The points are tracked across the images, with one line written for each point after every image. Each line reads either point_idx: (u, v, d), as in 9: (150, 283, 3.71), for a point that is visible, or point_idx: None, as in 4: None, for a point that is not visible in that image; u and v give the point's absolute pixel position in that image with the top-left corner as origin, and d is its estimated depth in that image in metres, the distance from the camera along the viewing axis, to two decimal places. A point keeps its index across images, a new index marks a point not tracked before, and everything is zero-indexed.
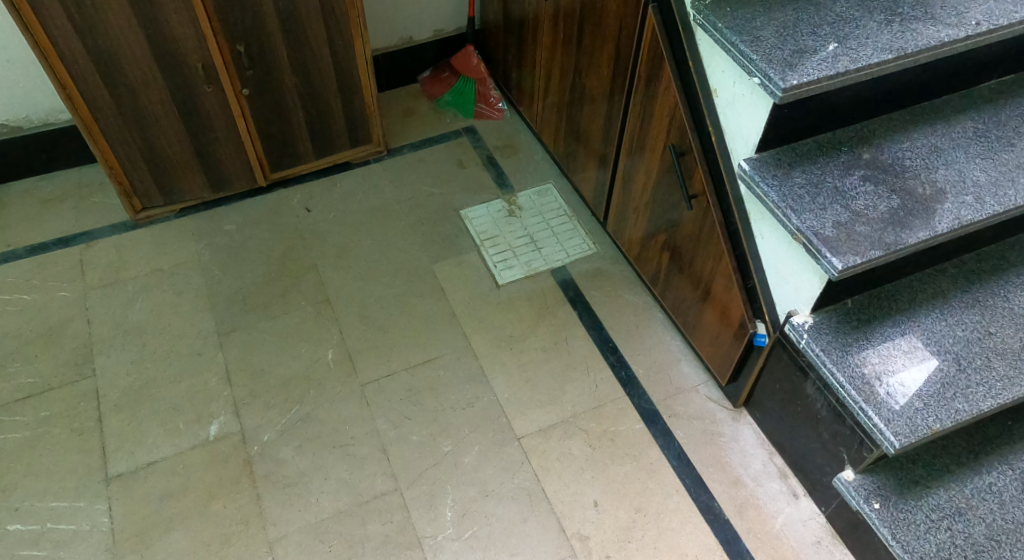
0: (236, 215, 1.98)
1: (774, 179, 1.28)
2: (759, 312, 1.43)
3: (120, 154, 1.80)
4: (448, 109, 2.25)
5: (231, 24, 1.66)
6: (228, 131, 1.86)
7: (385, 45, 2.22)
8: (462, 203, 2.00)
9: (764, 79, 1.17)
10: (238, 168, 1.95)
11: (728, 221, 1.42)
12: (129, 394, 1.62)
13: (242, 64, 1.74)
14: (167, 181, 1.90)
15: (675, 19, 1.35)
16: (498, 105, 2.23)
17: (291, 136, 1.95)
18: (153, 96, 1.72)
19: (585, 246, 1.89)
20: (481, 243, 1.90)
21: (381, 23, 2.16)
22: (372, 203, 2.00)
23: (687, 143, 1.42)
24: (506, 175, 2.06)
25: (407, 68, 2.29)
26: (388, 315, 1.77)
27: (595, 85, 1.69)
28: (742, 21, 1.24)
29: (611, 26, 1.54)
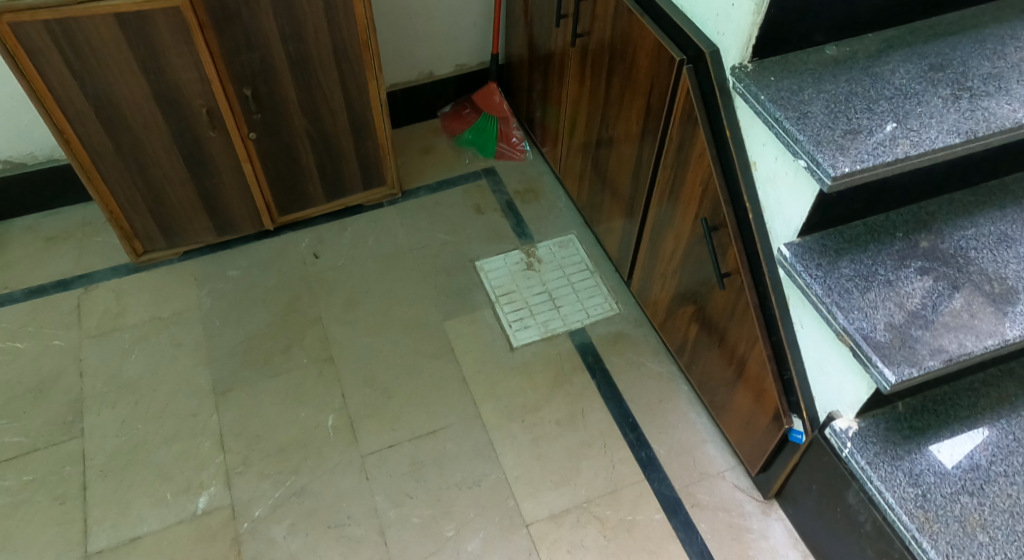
0: (241, 259, 1.89)
1: (818, 268, 1.14)
2: (796, 407, 1.29)
3: (120, 198, 1.71)
4: (468, 148, 2.13)
5: (238, 67, 1.57)
6: (234, 175, 1.76)
7: (404, 81, 2.11)
8: (478, 253, 1.88)
9: (811, 164, 1.03)
10: (245, 211, 1.85)
11: (764, 306, 1.28)
12: (118, 458, 1.53)
13: (249, 108, 1.65)
14: (170, 225, 1.81)
15: (712, 83, 1.22)
16: (521, 145, 2.11)
17: (301, 179, 1.85)
18: (155, 141, 1.63)
19: (607, 306, 1.77)
20: (496, 299, 1.78)
21: (400, 57, 2.05)
22: (384, 250, 1.90)
23: (721, 217, 1.28)
24: (526, 224, 1.94)
25: (427, 103, 2.19)
26: (394, 377, 1.66)
27: (624, 140, 1.56)
28: (787, 92, 1.11)
29: (640, 81, 1.41)
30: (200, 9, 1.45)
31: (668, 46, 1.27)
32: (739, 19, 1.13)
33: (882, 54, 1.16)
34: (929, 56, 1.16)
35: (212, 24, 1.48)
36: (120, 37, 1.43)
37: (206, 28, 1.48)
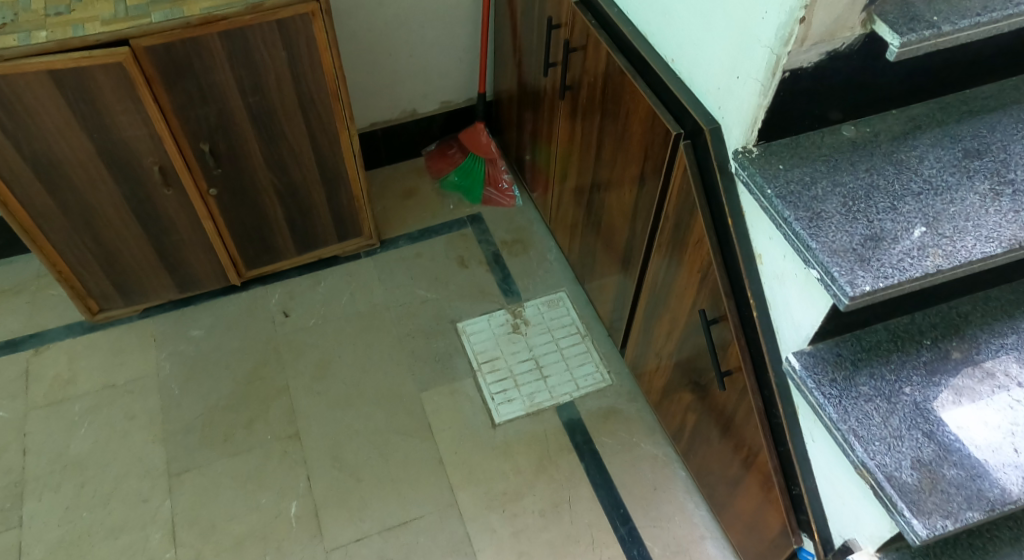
0: (204, 317, 1.74)
1: (832, 384, 0.97)
2: (806, 525, 1.14)
3: (69, 258, 1.54)
4: (453, 191, 1.99)
5: (192, 122, 1.38)
6: (193, 231, 1.59)
7: (386, 119, 1.97)
8: (460, 313, 1.74)
9: (825, 277, 0.88)
10: (208, 268, 1.69)
11: (770, 413, 1.12)
12: (59, 552, 1.40)
13: (208, 164, 1.47)
14: (126, 283, 1.65)
15: (711, 163, 1.06)
16: (510, 190, 1.96)
17: (269, 233, 1.69)
18: (104, 199, 1.44)
19: (598, 377, 1.63)
20: (478, 367, 1.65)
21: (380, 95, 1.90)
22: (359, 308, 1.75)
23: (721, 310, 1.13)
24: (512, 279, 1.80)
25: (411, 141, 2.04)
26: (365, 459, 1.52)
27: (614, 206, 1.40)
28: (798, 185, 0.95)
29: (632, 149, 1.25)
30: (146, 62, 1.26)
31: (664, 117, 1.11)
32: (743, 97, 0.98)
33: (909, 135, 1.01)
34: (963, 139, 1.00)
35: (160, 77, 1.29)
36: (56, 94, 1.24)
37: (153, 82, 1.29)
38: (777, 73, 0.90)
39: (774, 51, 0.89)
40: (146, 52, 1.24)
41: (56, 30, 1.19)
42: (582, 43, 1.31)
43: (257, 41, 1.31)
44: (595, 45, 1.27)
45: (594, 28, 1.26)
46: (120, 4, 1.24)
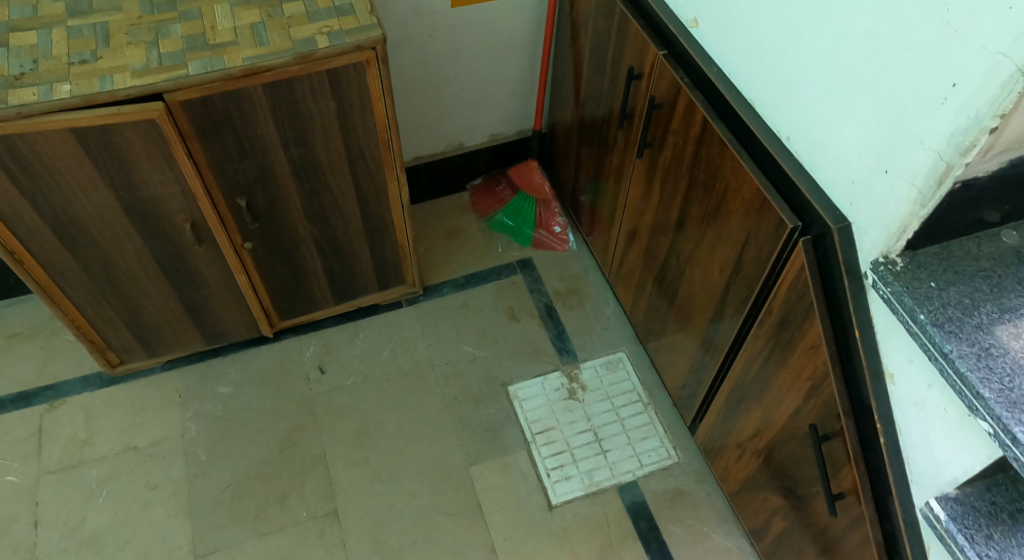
0: (234, 371, 1.61)
1: (989, 544, 0.79)
2: None
3: (89, 314, 1.40)
4: (501, 232, 1.84)
5: (229, 176, 1.24)
6: (225, 286, 1.45)
7: (430, 153, 1.81)
8: (510, 374, 1.61)
9: (1002, 435, 0.71)
10: (239, 321, 1.55)
11: (891, 548, 0.97)
12: None
13: (244, 219, 1.33)
14: (150, 337, 1.51)
15: (838, 265, 0.90)
16: (564, 234, 1.82)
17: (306, 284, 1.55)
18: (129, 255, 1.30)
19: (663, 454, 1.49)
20: (532, 438, 1.51)
21: (426, 129, 1.75)
22: (402, 366, 1.62)
23: (836, 427, 0.97)
24: (568, 336, 1.67)
25: (456, 176, 1.89)
26: (409, 543, 1.39)
27: (699, 281, 1.25)
28: (958, 311, 0.79)
29: (730, 228, 1.09)
30: (181, 118, 1.12)
31: (778, 206, 0.95)
32: (889, 200, 0.82)
33: None
34: None
35: (196, 133, 1.15)
36: (78, 152, 1.10)
37: (188, 138, 1.15)
38: (945, 184, 0.74)
39: (943, 157, 0.73)
40: (181, 107, 1.10)
41: (80, 83, 1.06)
42: (670, 101, 1.16)
43: (305, 93, 1.16)
44: (688, 107, 1.11)
45: (688, 88, 1.10)
46: (154, 52, 1.11)
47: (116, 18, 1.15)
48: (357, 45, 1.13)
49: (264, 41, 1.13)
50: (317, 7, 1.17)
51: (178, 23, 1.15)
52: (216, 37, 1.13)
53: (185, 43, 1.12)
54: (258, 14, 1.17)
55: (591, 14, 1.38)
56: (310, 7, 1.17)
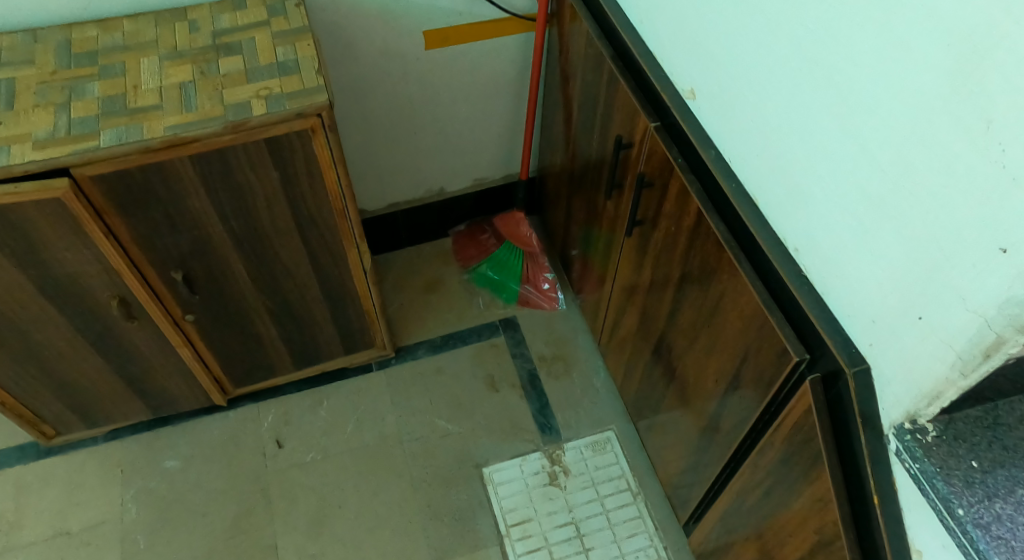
0: (183, 443, 1.46)
1: None
2: None
3: (14, 389, 1.26)
4: (484, 286, 1.68)
5: (159, 249, 1.09)
6: (166, 359, 1.30)
7: (408, 199, 1.65)
8: (486, 454, 1.45)
9: None
10: (188, 391, 1.41)
11: None
12: None
13: (181, 292, 1.18)
14: (88, 409, 1.37)
15: (851, 415, 0.73)
16: (553, 291, 1.65)
17: (262, 352, 1.40)
18: (51, 332, 1.16)
19: (652, 554, 1.34)
20: (507, 530, 1.36)
21: (402, 175, 1.57)
22: (367, 441, 1.47)
23: None
24: (552, 411, 1.51)
25: (437, 222, 1.72)
26: None
27: (692, 381, 1.08)
28: (1010, 507, 0.62)
29: (727, 338, 0.93)
30: (95, 194, 0.97)
31: (783, 333, 0.80)
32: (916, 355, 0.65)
33: None
34: None
35: (114, 208, 1.00)
36: None
37: (106, 214, 1.00)
38: (995, 358, 0.58)
39: (992, 327, 0.57)
40: (93, 182, 0.95)
41: None
42: (662, 182, 1.00)
43: (240, 163, 1.01)
44: (682, 194, 0.95)
45: (682, 173, 0.94)
46: (63, 116, 0.95)
47: (26, 73, 0.99)
48: (299, 113, 0.97)
49: (192, 106, 0.97)
50: (257, 64, 1.02)
51: (96, 80, 0.99)
52: (137, 98, 0.97)
53: (101, 107, 0.96)
54: (190, 70, 1.01)
55: (579, 63, 1.20)
56: (249, 64, 1.02)
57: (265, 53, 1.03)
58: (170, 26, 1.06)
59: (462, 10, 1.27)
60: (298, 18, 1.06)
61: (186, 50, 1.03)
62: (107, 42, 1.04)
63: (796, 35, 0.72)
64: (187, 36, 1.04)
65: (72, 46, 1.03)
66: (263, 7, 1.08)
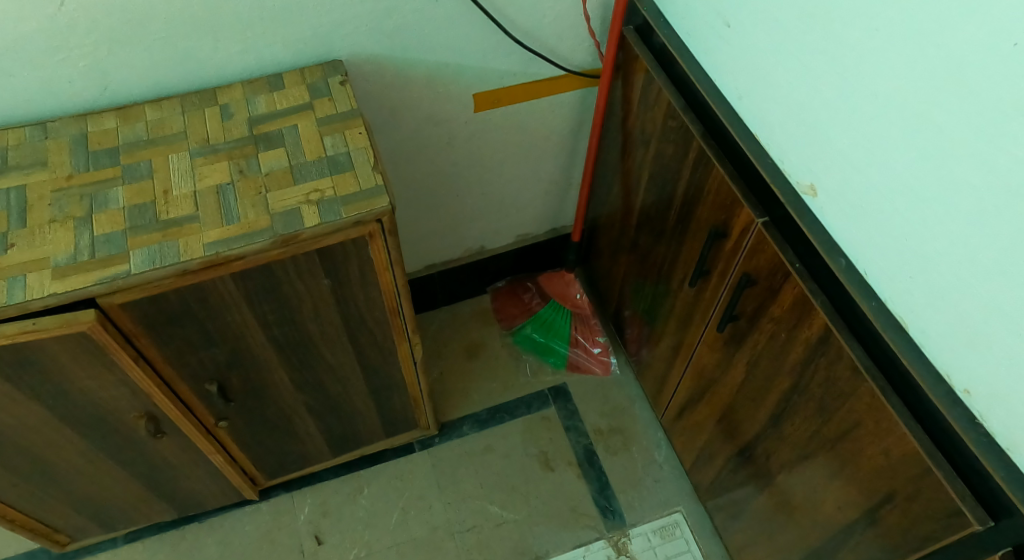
0: (213, 543, 1.34)
1: None
2: None
3: (26, 507, 1.12)
4: (529, 350, 1.55)
5: (193, 365, 0.95)
6: (196, 465, 1.17)
7: (446, 259, 1.51)
8: (545, 546, 1.34)
9: None
10: (217, 491, 1.28)
11: None
12: None
13: (216, 403, 1.04)
14: (108, 517, 1.24)
15: None
16: (605, 355, 1.53)
17: (299, 446, 1.27)
18: (69, 454, 1.02)
19: None
20: None
21: (441, 238, 1.43)
22: (414, 534, 1.35)
23: None
24: (613, 492, 1.39)
25: (475, 280, 1.59)
26: None
27: (799, 495, 0.97)
28: None
29: (862, 470, 0.82)
30: (124, 321, 0.83)
31: (959, 495, 0.70)
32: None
33: None
34: None
35: (146, 332, 0.86)
36: None
37: (136, 337, 0.86)
38: None
39: None
40: (123, 309, 0.81)
41: None
42: (774, 285, 0.88)
43: (288, 276, 0.87)
44: (802, 305, 0.84)
45: (806, 285, 0.82)
46: (84, 234, 0.81)
47: (38, 179, 0.85)
48: (357, 221, 0.84)
49: (234, 216, 0.83)
50: (303, 159, 0.88)
51: (120, 185, 0.85)
52: (169, 208, 0.83)
53: (128, 219, 0.82)
54: (228, 168, 0.87)
55: (655, 132, 1.07)
56: (294, 159, 0.88)
57: (311, 144, 0.89)
58: (199, 111, 0.92)
59: (518, 70, 1.13)
60: (345, 99, 0.94)
61: (220, 143, 0.89)
62: (128, 135, 0.89)
63: (993, 160, 0.61)
64: (220, 125, 0.90)
65: (89, 141, 0.89)
66: (304, 86, 0.95)
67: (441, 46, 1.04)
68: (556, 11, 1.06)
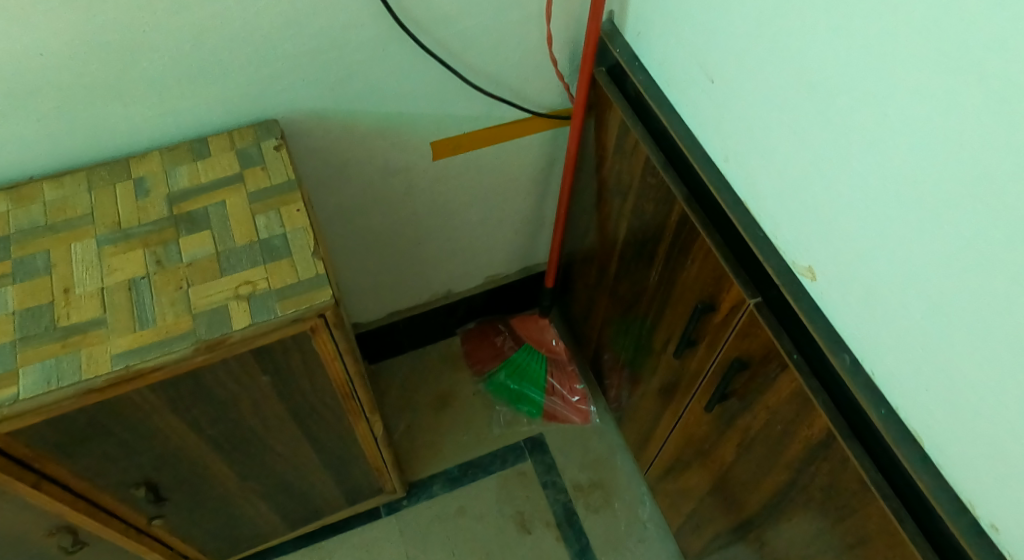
0: None
1: None
2: None
3: None
4: (502, 398, 1.45)
5: (114, 475, 0.83)
6: None
7: (410, 306, 1.40)
8: None
9: None
10: None
11: None
12: None
13: (147, 505, 0.93)
14: None
15: None
16: (583, 402, 1.44)
17: (251, 527, 1.16)
18: None
19: None
20: None
21: (404, 286, 1.32)
22: None
23: None
24: (594, 555, 1.30)
25: (444, 324, 1.49)
26: None
27: None
28: None
29: None
30: (20, 445, 0.71)
31: None
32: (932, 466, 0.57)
33: None
34: None
35: (50, 453, 0.74)
36: None
37: (40, 459, 0.74)
38: None
39: None
40: (16, 434, 0.70)
41: None
42: (770, 374, 0.78)
43: (216, 380, 0.76)
44: (801, 403, 0.74)
45: (805, 381, 0.73)
46: None
47: None
48: (295, 319, 0.73)
49: (148, 320, 0.71)
50: (233, 244, 0.77)
51: (10, 284, 0.73)
52: (70, 311, 0.72)
53: (19, 327, 0.70)
54: (141, 258, 0.75)
55: (632, 186, 0.96)
56: (222, 245, 0.77)
57: (241, 226, 0.78)
58: (109, 187, 0.80)
59: (480, 115, 1.01)
60: (280, 168, 0.82)
61: (133, 227, 0.77)
62: (23, 221, 0.77)
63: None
64: (133, 204, 0.79)
65: None
66: (232, 153, 0.83)
67: (390, 96, 0.93)
68: (519, 53, 0.94)
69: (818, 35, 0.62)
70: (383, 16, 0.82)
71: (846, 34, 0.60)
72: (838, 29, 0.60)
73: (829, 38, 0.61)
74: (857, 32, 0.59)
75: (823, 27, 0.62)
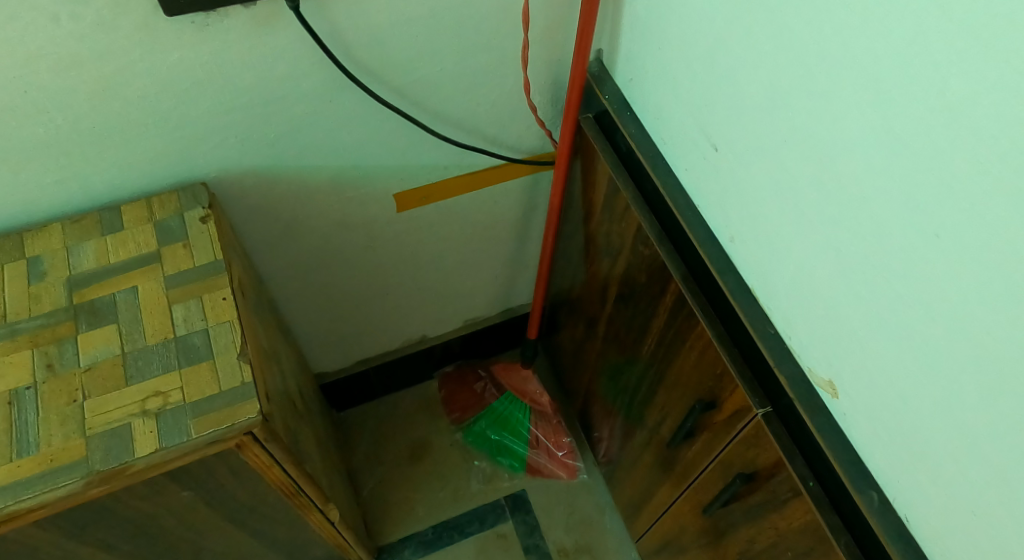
0: None
1: None
2: None
3: None
4: (482, 450, 1.33)
5: None
6: None
7: (381, 353, 1.28)
8: None
9: None
10: None
11: None
12: None
13: None
14: None
15: None
16: (570, 457, 1.31)
17: None
18: None
19: None
20: None
21: (372, 335, 1.20)
22: None
23: None
24: None
25: (420, 368, 1.36)
26: None
27: None
28: None
29: None
30: None
31: None
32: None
33: None
34: None
35: None
36: None
37: None
38: None
39: None
40: None
41: None
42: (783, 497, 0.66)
43: (122, 505, 0.64)
44: (818, 538, 0.63)
45: (823, 517, 0.62)
46: None
47: None
48: (211, 441, 0.61)
49: (32, 444, 0.59)
50: (142, 343, 0.65)
51: None
52: None
53: None
54: (31, 361, 0.63)
55: (622, 251, 0.83)
56: (129, 343, 0.64)
57: (154, 318, 0.66)
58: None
59: (449, 164, 0.88)
60: (205, 245, 0.70)
61: (25, 321, 0.65)
62: None
63: None
64: (27, 292, 0.67)
65: None
66: (150, 226, 0.71)
67: (342, 149, 0.79)
68: (492, 98, 0.81)
69: (846, 120, 0.49)
70: (327, 65, 0.69)
71: (887, 129, 0.46)
72: (873, 119, 0.47)
73: (862, 128, 0.48)
74: (898, 127, 0.46)
75: (856, 113, 0.48)
